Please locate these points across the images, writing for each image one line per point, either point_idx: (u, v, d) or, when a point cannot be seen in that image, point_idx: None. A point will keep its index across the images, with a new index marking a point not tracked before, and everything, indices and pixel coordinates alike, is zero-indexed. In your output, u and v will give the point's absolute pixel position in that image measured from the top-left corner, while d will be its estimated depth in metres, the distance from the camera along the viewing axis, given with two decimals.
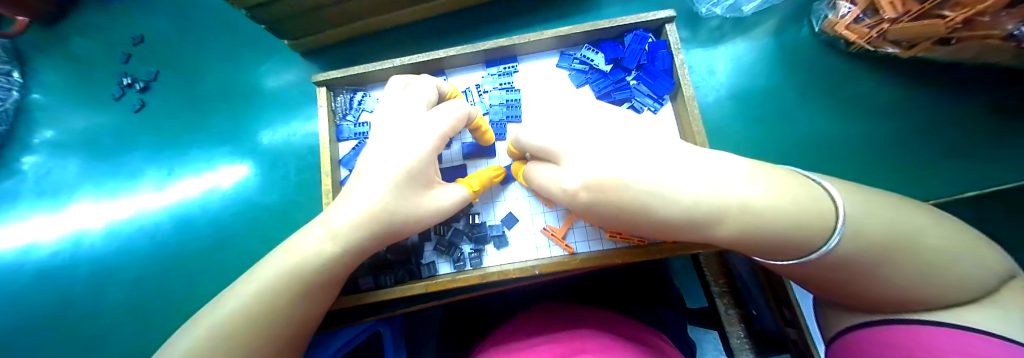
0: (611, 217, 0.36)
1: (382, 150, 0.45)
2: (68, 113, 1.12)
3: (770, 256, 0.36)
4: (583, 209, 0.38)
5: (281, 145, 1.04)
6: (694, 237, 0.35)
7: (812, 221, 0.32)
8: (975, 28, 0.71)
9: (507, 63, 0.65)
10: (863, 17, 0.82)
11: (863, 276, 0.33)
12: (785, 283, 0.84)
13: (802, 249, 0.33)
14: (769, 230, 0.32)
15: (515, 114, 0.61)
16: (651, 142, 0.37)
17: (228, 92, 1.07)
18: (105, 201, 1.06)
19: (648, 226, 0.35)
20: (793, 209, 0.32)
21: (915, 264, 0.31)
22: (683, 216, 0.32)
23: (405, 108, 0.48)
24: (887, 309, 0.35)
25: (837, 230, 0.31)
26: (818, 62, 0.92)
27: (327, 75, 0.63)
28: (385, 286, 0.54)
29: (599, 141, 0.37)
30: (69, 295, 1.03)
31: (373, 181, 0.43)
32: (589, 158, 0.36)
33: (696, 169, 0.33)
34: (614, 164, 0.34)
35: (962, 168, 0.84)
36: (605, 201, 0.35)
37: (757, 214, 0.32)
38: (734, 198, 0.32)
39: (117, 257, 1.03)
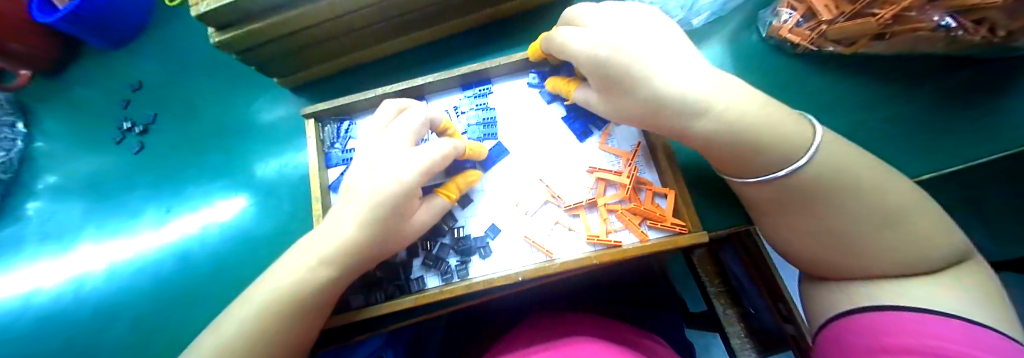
0: (606, 80, 0.49)
1: (364, 177, 0.49)
2: (71, 159, 1.15)
3: (736, 162, 0.46)
4: (588, 65, 0.50)
5: (274, 177, 1.07)
6: (675, 128, 0.46)
7: (786, 147, 0.41)
8: (903, 22, 0.65)
9: (482, 85, 0.71)
10: (803, 21, 0.81)
11: (828, 217, 0.42)
12: (774, 275, 0.85)
13: (768, 164, 0.43)
14: (738, 126, 0.42)
15: (491, 132, 0.66)
16: (675, 52, 0.49)
17: (221, 131, 1.11)
18: (107, 242, 1.08)
19: (635, 103, 0.48)
20: (771, 125, 0.41)
21: (875, 220, 0.40)
22: (669, 97, 0.44)
23: (396, 141, 0.52)
24: (859, 274, 0.42)
25: (805, 155, 0.41)
26: (774, 64, 0.87)
27: (314, 107, 0.67)
28: (375, 302, 0.56)
29: (635, 33, 0.50)
30: (69, 339, 1.02)
31: (347, 212, 0.47)
32: (612, 36, 0.50)
33: (700, 77, 0.44)
34: (627, 43, 0.48)
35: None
36: (608, 60, 0.48)
37: (736, 115, 0.42)
38: (721, 100, 0.42)
39: (119, 297, 1.04)
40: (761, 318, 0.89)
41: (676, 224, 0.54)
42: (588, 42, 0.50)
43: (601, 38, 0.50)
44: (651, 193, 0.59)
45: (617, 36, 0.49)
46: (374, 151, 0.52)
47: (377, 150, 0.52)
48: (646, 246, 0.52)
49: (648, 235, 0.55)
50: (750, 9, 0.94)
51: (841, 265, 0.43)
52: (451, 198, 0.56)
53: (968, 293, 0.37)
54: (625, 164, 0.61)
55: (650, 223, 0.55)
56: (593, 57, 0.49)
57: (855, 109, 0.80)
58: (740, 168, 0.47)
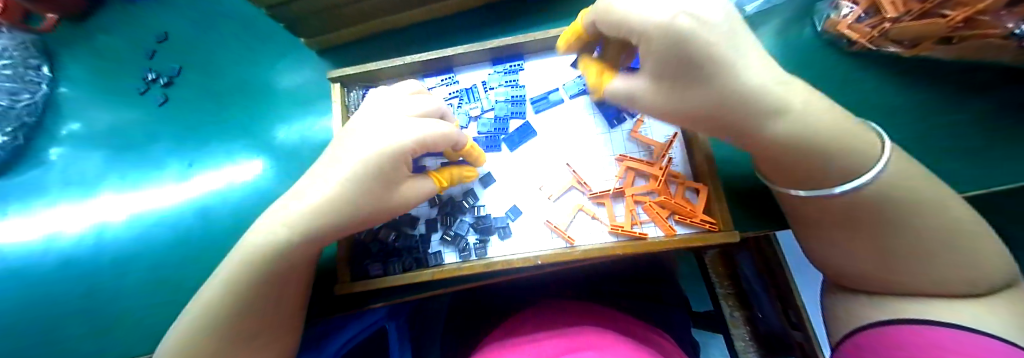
0: (681, 68, 0.40)
1: (359, 137, 0.48)
2: (95, 107, 1.16)
3: (806, 171, 0.42)
4: (669, 45, 0.39)
5: (294, 140, 1.07)
6: (746, 124, 0.41)
7: (861, 155, 0.38)
8: (976, 26, 0.65)
9: (512, 61, 0.69)
10: (865, 16, 0.83)
11: (885, 234, 0.40)
12: (790, 283, 0.82)
13: (837, 171, 0.39)
14: (817, 131, 0.38)
15: (518, 111, 0.65)
16: (748, 31, 0.41)
17: (245, 89, 1.11)
18: (128, 191, 1.11)
19: (711, 101, 0.41)
20: (844, 130, 0.39)
21: (930, 237, 0.38)
22: (753, 93, 0.38)
23: (397, 110, 0.51)
24: (897, 291, 0.42)
25: (876, 166, 0.38)
26: (824, 57, 0.92)
27: (341, 72, 0.67)
28: (393, 273, 0.58)
29: (714, 2, 0.39)
30: (88, 282, 1.05)
31: (337, 169, 0.46)
32: (698, 7, 0.38)
33: (773, 73, 0.39)
34: (712, 18, 0.38)
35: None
36: (700, 43, 0.37)
37: (816, 116, 0.39)
38: (799, 101, 0.38)
39: (137, 245, 1.06)
40: (769, 323, 0.88)
41: (706, 221, 0.53)
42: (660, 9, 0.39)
43: (682, 7, 0.38)
44: (682, 187, 0.58)
45: (702, 8, 0.38)
46: (371, 115, 0.51)
47: (374, 115, 0.51)
48: (673, 240, 0.52)
49: (675, 229, 0.55)
50: (807, 2, 0.97)
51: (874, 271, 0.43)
52: (442, 185, 0.57)
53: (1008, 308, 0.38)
54: (657, 155, 0.60)
55: (678, 218, 0.55)
56: (678, 33, 0.37)
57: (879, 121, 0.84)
58: (790, 172, 0.44)
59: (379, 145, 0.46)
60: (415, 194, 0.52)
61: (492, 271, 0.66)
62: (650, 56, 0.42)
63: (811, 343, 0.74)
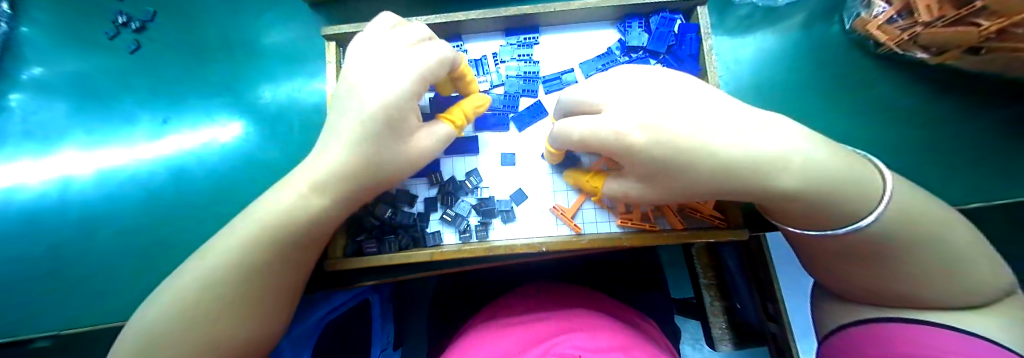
0: (653, 170, 0.36)
1: (362, 80, 0.42)
2: (58, 52, 1.05)
3: (811, 224, 0.38)
4: (630, 155, 0.36)
5: (284, 101, 1.01)
6: (753, 191, 0.34)
7: (855, 199, 0.34)
8: (1005, 38, 0.68)
9: (528, 34, 0.65)
10: (897, 18, 0.82)
11: (884, 264, 0.37)
12: (774, 279, 0.86)
13: (839, 220, 0.36)
14: (824, 188, 0.33)
15: (530, 89, 0.63)
16: (679, 92, 0.38)
17: (231, 43, 1.03)
18: (97, 148, 1.03)
19: (705, 176, 0.34)
20: (846, 172, 0.34)
21: (934, 259, 0.35)
22: (748, 164, 0.32)
23: (386, 44, 0.44)
24: (895, 303, 0.38)
25: (877, 209, 0.34)
26: (843, 57, 0.95)
27: (338, 29, 0.61)
28: (389, 251, 0.57)
29: (644, 94, 0.38)
30: (51, 241, 0.98)
31: (353, 108, 0.42)
32: (638, 108, 0.37)
33: (755, 128, 0.34)
34: (660, 112, 0.35)
35: (960, 176, 0.86)
36: (661, 147, 0.34)
37: (816, 168, 0.33)
38: (797, 153, 0.33)
39: (107, 203, 1.00)
40: (746, 313, 0.94)
41: (716, 217, 0.56)
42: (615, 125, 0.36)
43: (627, 118, 0.36)
44: None
45: (641, 109, 0.36)
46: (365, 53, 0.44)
47: (367, 52, 0.44)
48: (682, 234, 0.54)
49: (684, 224, 0.57)
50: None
51: (885, 293, 0.39)
52: (454, 125, 0.53)
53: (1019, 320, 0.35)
54: None
55: (690, 212, 0.57)
56: (636, 148, 0.35)
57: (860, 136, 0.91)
58: (791, 218, 0.39)
59: (389, 88, 0.41)
60: (432, 143, 0.49)
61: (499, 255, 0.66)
62: (621, 162, 0.39)
63: (787, 335, 0.83)
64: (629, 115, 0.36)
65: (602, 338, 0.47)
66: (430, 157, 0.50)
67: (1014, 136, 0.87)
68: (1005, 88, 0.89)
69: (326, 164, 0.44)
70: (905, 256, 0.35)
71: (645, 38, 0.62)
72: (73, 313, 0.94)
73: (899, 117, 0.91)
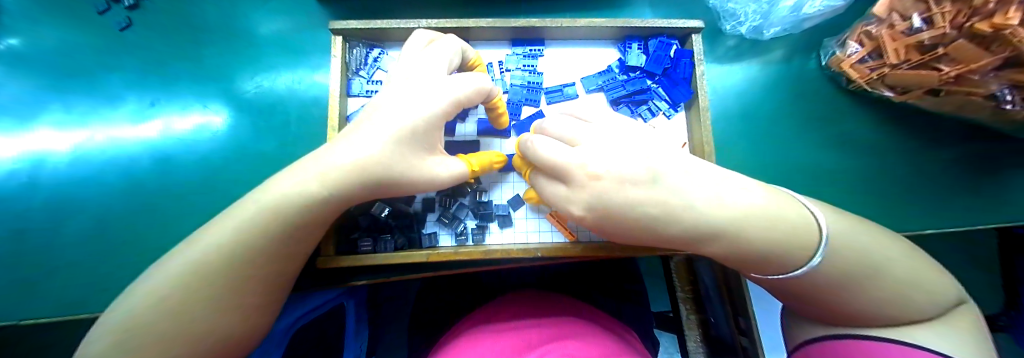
0: (622, 232, 0.40)
1: (395, 97, 0.45)
2: (38, 22, 0.99)
3: (764, 271, 0.39)
4: (591, 223, 0.41)
5: (282, 93, 0.99)
6: (697, 247, 0.39)
7: (791, 243, 0.35)
8: (962, 83, 0.75)
9: (533, 46, 0.67)
10: (868, 58, 0.89)
11: (839, 292, 0.37)
12: (744, 295, 0.94)
13: (784, 264, 0.36)
14: (762, 243, 0.35)
15: (534, 98, 0.65)
16: (636, 149, 0.40)
17: (229, 31, 1.00)
18: (75, 127, 0.97)
19: (649, 237, 0.39)
20: (777, 222, 0.35)
21: (880, 285, 0.36)
22: (688, 234, 0.36)
23: (425, 67, 0.47)
24: (845, 322, 0.39)
25: (819, 251, 0.34)
26: (818, 89, 1.01)
27: (345, 24, 0.61)
28: (385, 251, 0.57)
29: (609, 151, 0.39)
30: (19, 219, 0.93)
31: (382, 127, 0.42)
32: (585, 177, 0.40)
33: (693, 182, 0.36)
34: (612, 187, 0.38)
35: (907, 204, 0.96)
36: (606, 220, 0.39)
37: (750, 227, 0.35)
38: (735, 215, 0.35)
39: (82, 185, 0.95)
40: (720, 328, 0.95)
41: None
42: (572, 193, 0.41)
43: (577, 192, 0.40)
44: None
45: (579, 180, 0.40)
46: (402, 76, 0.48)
47: (404, 74, 0.48)
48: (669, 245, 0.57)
49: None
50: (818, 34, 1.03)
51: (837, 317, 0.39)
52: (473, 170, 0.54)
53: (962, 333, 0.36)
54: None
55: None
56: (592, 223, 0.41)
57: (832, 163, 0.98)
58: (740, 264, 0.40)
59: (421, 111, 0.44)
60: (447, 174, 0.48)
61: (493, 258, 0.68)
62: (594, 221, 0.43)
63: (758, 348, 0.89)
64: (575, 189, 0.40)
65: (592, 346, 0.48)
66: (447, 186, 0.51)
67: (963, 173, 0.96)
68: (963, 129, 0.97)
69: (346, 158, 0.42)
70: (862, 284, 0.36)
71: (643, 59, 0.65)
72: (37, 298, 0.89)
73: (865, 148, 0.99)
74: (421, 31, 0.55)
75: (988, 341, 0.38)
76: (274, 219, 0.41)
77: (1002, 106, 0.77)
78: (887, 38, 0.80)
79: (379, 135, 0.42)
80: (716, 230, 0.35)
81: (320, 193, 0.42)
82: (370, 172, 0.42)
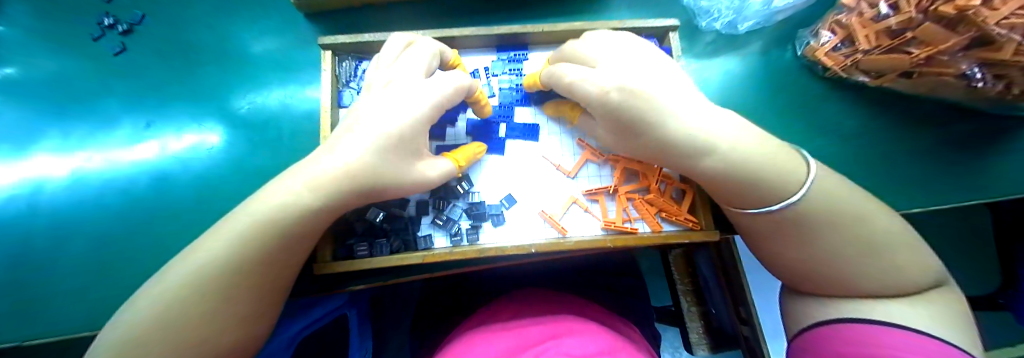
0: (619, 123, 0.48)
1: (390, 99, 0.47)
2: (33, 51, 1.01)
3: (747, 201, 0.47)
4: (604, 108, 0.48)
5: (274, 108, 1.00)
6: (682, 164, 0.47)
7: (785, 180, 0.44)
8: (933, 65, 0.77)
9: (518, 50, 0.70)
10: (840, 46, 0.92)
11: (819, 246, 0.43)
12: (746, 286, 0.90)
13: (768, 193, 0.44)
14: (750, 169, 0.44)
15: (523, 99, 0.67)
16: (665, 76, 0.50)
17: (222, 50, 1.02)
18: (71, 151, 0.98)
19: (644, 133, 0.47)
20: (769, 166, 0.44)
21: (857, 242, 0.42)
22: (678, 138, 0.45)
23: (405, 71, 0.50)
24: (829, 291, 0.44)
25: (800, 190, 0.43)
26: (796, 81, 1.03)
27: (334, 39, 0.64)
28: (381, 254, 0.59)
29: (639, 67, 0.49)
30: (17, 246, 0.93)
31: (367, 132, 0.44)
32: (623, 74, 0.48)
33: (702, 111, 0.46)
34: (639, 82, 0.46)
35: (899, 185, 0.96)
36: (625, 100, 0.45)
37: (739, 154, 0.44)
38: (726, 141, 0.44)
39: (80, 208, 0.95)
40: (720, 318, 0.96)
41: (689, 220, 0.61)
42: (605, 81, 0.47)
43: (612, 78, 0.47)
44: (670, 186, 0.64)
45: (623, 73, 0.47)
46: (387, 79, 0.50)
47: (389, 78, 0.50)
48: (661, 236, 0.59)
49: (660, 226, 0.62)
50: (795, 26, 1.05)
51: (821, 279, 0.44)
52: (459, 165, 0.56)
53: (933, 306, 0.41)
54: None
55: (665, 216, 0.62)
56: (612, 102, 0.46)
57: (822, 150, 1.00)
58: (729, 198, 0.49)
59: (403, 117, 0.45)
60: (436, 174, 0.50)
61: (490, 258, 0.69)
62: (601, 117, 0.50)
63: (759, 336, 0.88)
64: (612, 77, 0.47)
65: (589, 341, 0.49)
66: (436, 187, 0.52)
67: (952, 152, 0.97)
68: (947, 110, 0.98)
69: (334, 165, 0.43)
70: (835, 239, 0.42)
71: None
72: (34, 324, 0.89)
73: (852, 133, 1.00)
74: (400, 33, 0.57)
75: (966, 322, 0.42)
76: (272, 226, 0.42)
77: (973, 84, 0.78)
78: (858, 25, 0.83)
79: (364, 141, 0.43)
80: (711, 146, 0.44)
81: (313, 204, 0.43)
82: (360, 176, 0.43)
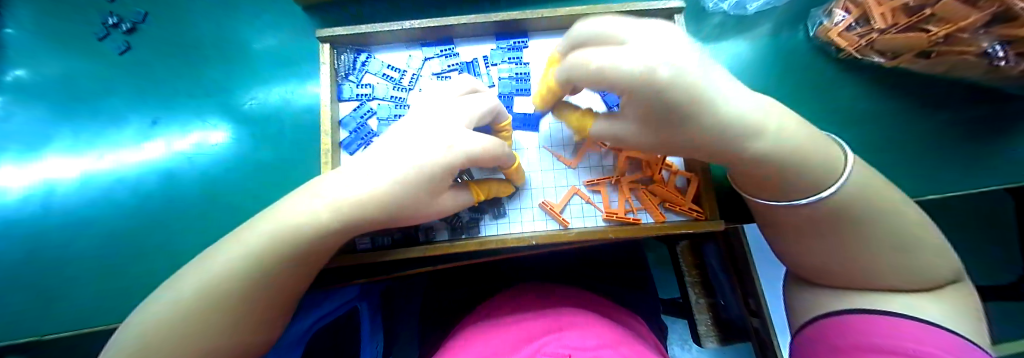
0: (662, 112, 0.33)
1: (424, 134, 0.45)
2: (41, 54, 1.03)
3: (786, 190, 0.40)
4: (650, 94, 0.30)
5: (276, 104, 1.01)
6: (721, 148, 0.36)
7: (826, 166, 0.37)
8: (953, 43, 0.75)
9: (518, 38, 0.69)
10: (856, 25, 0.89)
11: (852, 242, 0.40)
12: (756, 279, 0.89)
13: (811, 184, 0.38)
14: (799, 157, 0.36)
15: (523, 88, 0.66)
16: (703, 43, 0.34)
17: (224, 46, 1.03)
18: (81, 152, 1.01)
19: (690, 126, 0.33)
20: (811, 150, 0.37)
21: (894, 240, 0.39)
22: (729, 125, 0.33)
23: (453, 111, 0.48)
24: (849, 284, 0.43)
25: (841, 179, 0.38)
26: (808, 64, 1.00)
27: (331, 31, 0.64)
28: (382, 246, 0.60)
29: (677, 36, 0.32)
30: (36, 243, 0.97)
31: (393, 165, 0.41)
32: (666, 46, 0.30)
33: (746, 89, 0.34)
34: (691, 58, 0.30)
35: (913, 171, 0.93)
36: (683, 87, 0.29)
37: (787, 137, 0.36)
38: (774, 124, 0.35)
39: (92, 206, 0.98)
40: (730, 310, 0.97)
41: (693, 210, 0.60)
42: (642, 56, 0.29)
43: (650, 51, 0.30)
44: (674, 175, 0.63)
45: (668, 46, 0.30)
46: (426, 111, 0.49)
47: (425, 115, 0.48)
48: (662, 226, 0.58)
49: (664, 216, 0.61)
50: (806, 5, 1.02)
51: (838, 274, 0.43)
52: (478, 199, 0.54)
53: (947, 298, 0.40)
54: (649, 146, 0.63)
55: (668, 205, 0.61)
56: (661, 85, 0.29)
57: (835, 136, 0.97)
58: (758, 182, 0.42)
59: (433, 153, 0.42)
60: (454, 204, 0.50)
61: (494, 249, 0.69)
62: (627, 98, 0.34)
63: (769, 329, 0.88)
64: (654, 48, 0.30)
65: (591, 336, 0.48)
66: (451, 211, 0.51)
67: (966, 134, 0.94)
68: (961, 90, 0.95)
69: (349, 193, 0.41)
70: (874, 235, 0.39)
71: None
72: (57, 318, 0.93)
73: (865, 118, 0.97)
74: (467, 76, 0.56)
75: (977, 313, 0.42)
76: (267, 225, 0.41)
77: (994, 63, 0.75)
78: (872, 2, 0.80)
79: (392, 169, 0.41)
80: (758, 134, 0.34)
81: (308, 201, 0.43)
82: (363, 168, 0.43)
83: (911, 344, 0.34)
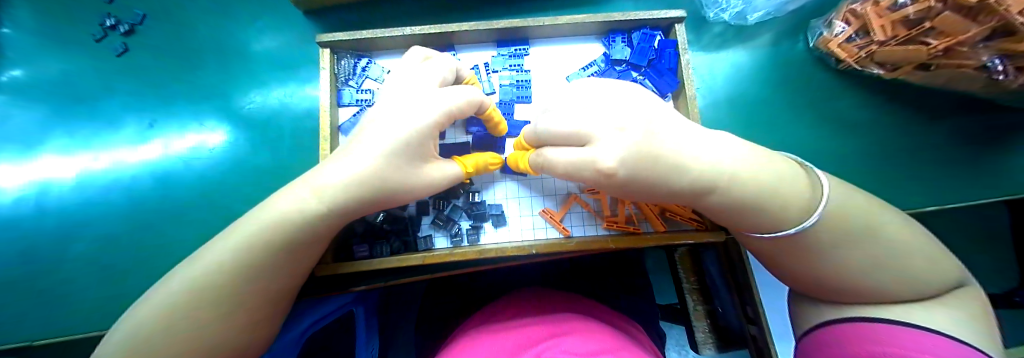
0: (631, 192, 0.41)
1: (396, 109, 0.44)
2: (37, 54, 1.02)
3: (756, 227, 0.43)
4: (615, 184, 0.39)
5: (274, 107, 1.00)
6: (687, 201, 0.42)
7: (788, 207, 0.40)
8: (951, 56, 0.75)
9: (518, 45, 0.69)
10: (855, 37, 0.89)
11: (831, 259, 0.41)
12: (755, 288, 0.89)
13: (774, 225, 0.41)
14: (761, 202, 0.39)
15: (524, 96, 0.66)
16: (650, 109, 0.40)
17: (223, 49, 1.02)
18: (76, 151, 1.00)
19: (657, 195, 0.40)
20: (769, 179, 0.39)
21: (874, 257, 0.39)
22: (684, 188, 0.38)
23: (420, 80, 0.48)
24: (836, 298, 0.43)
25: (812, 216, 0.39)
26: (807, 74, 1.01)
27: (331, 37, 0.64)
28: (381, 255, 0.60)
29: (621, 108, 0.39)
30: (29, 244, 0.96)
31: (376, 140, 0.41)
32: (618, 129, 0.38)
33: (703, 145, 0.38)
34: (636, 138, 0.36)
35: (909, 181, 0.94)
36: (636, 177, 0.37)
37: (749, 186, 0.38)
38: (733, 174, 0.38)
39: (85, 207, 0.97)
40: (728, 317, 0.96)
41: (694, 219, 0.60)
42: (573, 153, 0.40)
43: (603, 146, 0.38)
44: None
45: (614, 134, 0.37)
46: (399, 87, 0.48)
47: (397, 93, 0.48)
48: (663, 236, 0.58)
49: (666, 225, 0.61)
50: (805, 16, 1.03)
51: (825, 288, 0.43)
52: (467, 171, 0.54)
53: (950, 306, 0.39)
54: None
55: (669, 214, 0.61)
56: (619, 181, 0.38)
57: (833, 145, 0.97)
58: (733, 222, 0.45)
59: (413, 123, 0.42)
60: (441, 177, 0.49)
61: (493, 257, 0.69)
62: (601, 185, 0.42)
63: (767, 336, 0.87)
64: (606, 146, 0.37)
65: (591, 341, 0.48)
66: (439, 191, 0.51)
67: (961, 146, 0.95)
68: (957, 102, 0.96)
69: (344, 174, 0.41)
70: (854, 251, 0.40)
71: (627, 52, 0.67)
72: (50, 319, 0.91)
73: (863, 127, 0.98)
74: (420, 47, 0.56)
75: (988, 319, 0.40)
76: (267, 234, 0.41)
77: (993, 77, 0.76)
78: (872, 14, 0.81)
79: (380, 143, 0.41)
80: (716, 182, 0.38)
81: (312, 211, 0.42)
82: (367, 183, 0.42)
83: (887, 348, 0.35)
